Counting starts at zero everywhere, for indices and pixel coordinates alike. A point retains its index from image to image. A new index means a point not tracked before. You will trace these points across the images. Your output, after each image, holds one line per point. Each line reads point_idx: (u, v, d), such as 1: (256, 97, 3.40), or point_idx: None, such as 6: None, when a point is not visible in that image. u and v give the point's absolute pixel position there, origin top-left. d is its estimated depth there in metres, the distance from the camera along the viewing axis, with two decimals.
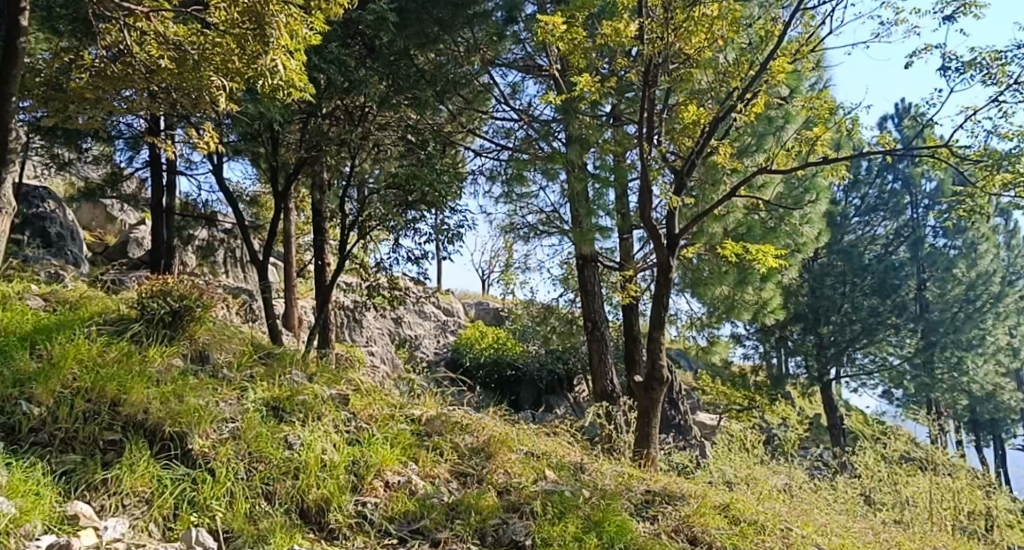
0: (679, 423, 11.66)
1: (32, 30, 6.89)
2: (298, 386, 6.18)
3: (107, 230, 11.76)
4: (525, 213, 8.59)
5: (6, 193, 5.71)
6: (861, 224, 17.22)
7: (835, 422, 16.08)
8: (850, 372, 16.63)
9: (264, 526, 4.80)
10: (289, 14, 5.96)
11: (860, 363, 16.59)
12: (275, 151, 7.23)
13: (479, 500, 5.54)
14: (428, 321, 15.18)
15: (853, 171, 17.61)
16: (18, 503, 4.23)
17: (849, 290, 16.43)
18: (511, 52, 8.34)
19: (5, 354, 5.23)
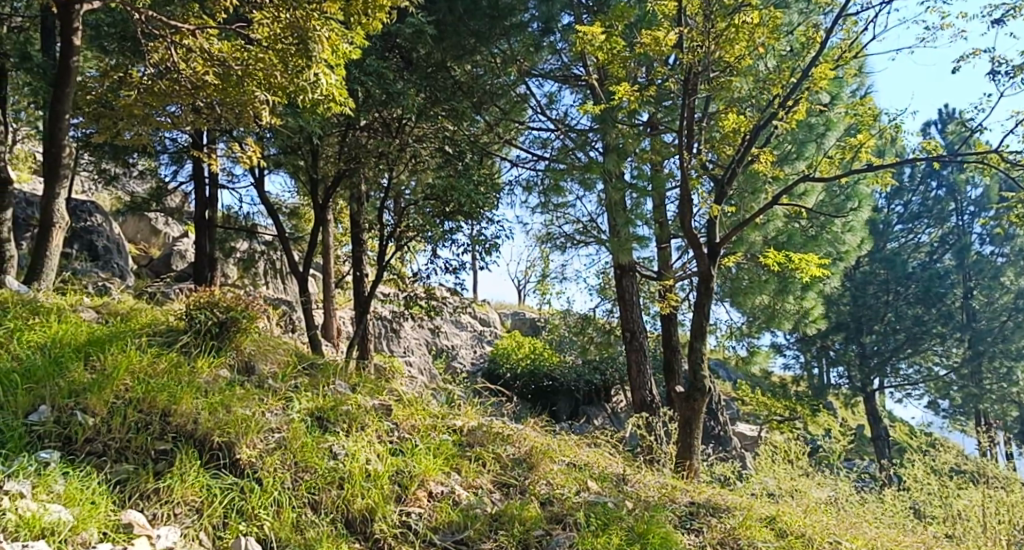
0: (718, 434, 11.57)
1: (83, 48, 7.05)
2: (343, 396, 6.24)
3: (151, 243, 11.95)
4: (562, 223, 8.62)
5: (59, 208, 6.41)
6: (904, 232, 17.20)
7: (879, 434, 15.76)
8: (896, 383, 16.17)
9: (311, 535, 4.88)
10: (330, 29, 6.10)
11: (905, 373, 16.20)
12: (315, 164, 7.34)
13: (522, 511, 5.56)
14: (465, 332, 15.23)
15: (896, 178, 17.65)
16: (76, 511, 4.33)
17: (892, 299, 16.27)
18: (547, 63, 8.28)
19: (61, 365, 5.34)
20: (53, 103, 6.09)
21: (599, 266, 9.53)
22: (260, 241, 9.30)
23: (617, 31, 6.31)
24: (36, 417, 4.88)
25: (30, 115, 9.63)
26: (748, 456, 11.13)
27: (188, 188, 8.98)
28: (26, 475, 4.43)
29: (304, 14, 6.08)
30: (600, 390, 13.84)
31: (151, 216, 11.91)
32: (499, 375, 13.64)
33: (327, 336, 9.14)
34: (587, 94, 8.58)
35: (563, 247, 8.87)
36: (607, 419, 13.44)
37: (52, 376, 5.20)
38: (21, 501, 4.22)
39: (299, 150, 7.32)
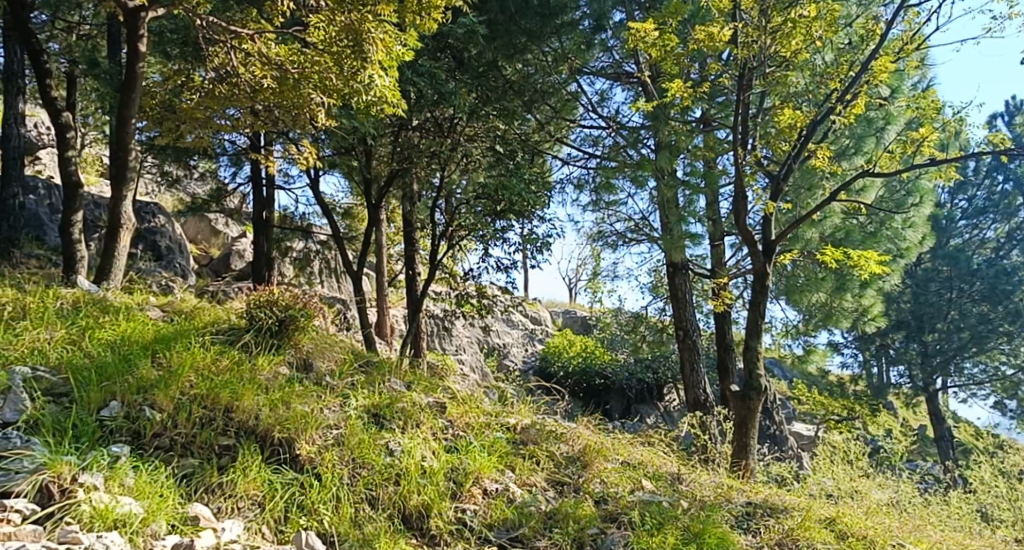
0: (774, 433, 11.41)
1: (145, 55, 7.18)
2: (398, 394, 6.33)
3: (211, 243, 12.24)
4: (614, 220, 8.60)
5: (126, 210, 6.61)
6: (968, 227, 16.98)
7: (942, 434, 15.38)
8: (960, 382, 15.77)
9: (369, 530, 4.95)
10: (384, 30, 6.16)
11: (970, 373, 15.72)
12: (368, 165, 7.44)
13: (576, 509, 5.58)
14: (516, 330, 15.28)
15: (961, 173, 17.40)
16: (145, 504, 4.47)
17: (956, 296, 15.96)
18: (598, 61, 8.25)
19: (130, 361, 5.51)
20: (120, 108, 6.29)
21: (650, 264, 9.48)
22: (315, 241, 9.46)
23: (670, 27, 6.28)
24: (107, 412, 5.05)
25: (97, 119, 9.97)
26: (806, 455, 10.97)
27: (245, 190, 9.17)
28: (99, 468, 4.59)
29: (359, 17, 6.15)
30: (653, 389, 13.87)
31: (212, 216, 12.19)
32: (551, 373, 13.69)
33: (380, 334, 9.23)
34: (639, 91, 8.50)
35: (615, 245, 8.82)
36: (660, 418, 13.41)
37: (122, 372, 5.37)
38: (95, 493, 4.39)
39: (353, 152, 7.44)
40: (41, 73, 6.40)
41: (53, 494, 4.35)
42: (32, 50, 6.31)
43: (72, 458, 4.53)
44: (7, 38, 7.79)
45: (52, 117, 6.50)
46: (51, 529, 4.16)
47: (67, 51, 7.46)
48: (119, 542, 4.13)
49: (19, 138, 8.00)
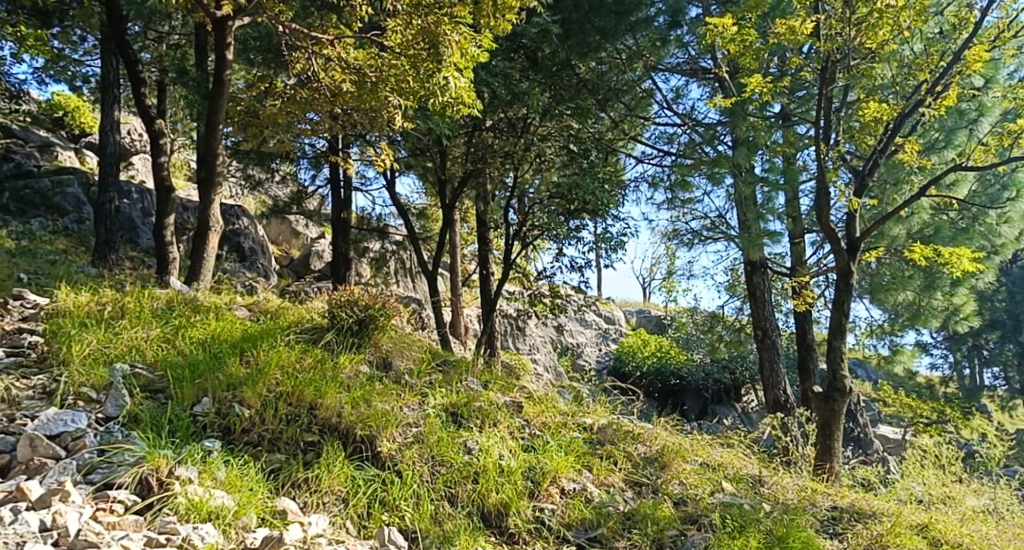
0: (858, 437, 11.10)
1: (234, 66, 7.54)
2: (475, 393, 6.41)
3: (293, 244, 12.58)
4: (689, 218, 8.50)
5: (214, 213, 6.86)
6: None
7: None
8: None
9: (449, 527, 5.00)
10: (460, 32, 6.23)
11: None
12: (443, 165, 7.63)
13: (655, 510, 5.53)
14: (590, 329, 15.32)
15: None
16: (237, 497, 4.62)
17: None
18: (674, 57, 8.25)
19: (220, 359, 5.71)
20: (209, 114, 6.52)
21: (727, 263, 9.30)
22: (391, 241, 9.63)
23: (750, 22, 6.19)
24: (200, 408, 5.23)
25: (184, 125, 10.39)
26: (893, 460, 10.66)
27: (324, 192, 9.37)
28: (193, 462, 4.75)
29: (436, 19, 6.26)
30: (730, 389, 13.70)
31: (293, 218, 12.53)
32: (626, 372, 13.70)
33: (455, 333, 9.34)
34: (715, 86, 8.38)
35: (691, 243, 8.52)
36: (738, 419, 13.22)
37: (213, 370, 5.56)
38: (190, 486, 4.54)
39: (429, 152, 7.60)
40: (136, 81, 6.57)
41: (151, 487, 4.50)
42: (128, 60, 6.48)
43: (168, 452, 4.69)
44: (103, 48, 8.12)
45: (146, 125, 6.75)
46: (151, 520, 4.31)
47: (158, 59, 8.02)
48: (213, 534, 4.27)
49: (116, 145, 8.31)
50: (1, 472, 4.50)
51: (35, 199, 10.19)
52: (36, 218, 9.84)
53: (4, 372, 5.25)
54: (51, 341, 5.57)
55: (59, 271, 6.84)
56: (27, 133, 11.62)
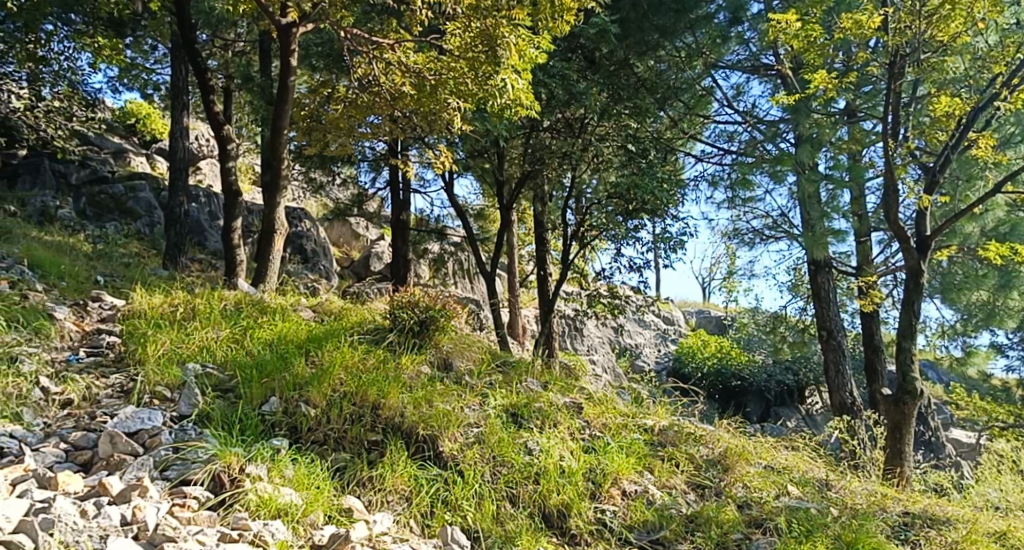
0: (929, 440, 10.81)
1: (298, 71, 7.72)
2: (534, 394, 6.44)
3: (353, 246, 12.81)
4: (750, 218, 8.46)
5: (279, 216, 7.05)
6: None
7: None
8: None
9: (511, 527, 5.02)
10: (518, 35, 6.23)
11: None
12: (500, 166, 7.74)
13: (719, 513, 5.47)
14: (649, 329, 15.54)
15: None
16: (304, 495, 4.69)
17: None
18: (734, 53, 8.17)
19: (287, 359, 5.84)
20: (274, 120, 6.68)
21: (789, 263, 9.22)
22: (450, 243, 9.73)
23: (814, 18, 6.06)
24: (269, 407, 5.35)
25: (249, 131, 10.69)
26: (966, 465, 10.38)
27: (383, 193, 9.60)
28: (262, 460, 4.85)
29: (494, 22, 6.23)
30: (794, 391, 13.79)
31: (353, 220, 12.76)
32: (685, 372, 13.90)
33: (513, 334, 9.38)
34: (779, 84, 8.19)
35: (752, 242, 8.60)
36: (800, 421, 13.32)
37: (280, 370, 5.68)
38: (260, 484, 4.62)
39: (487, 153, 7.78)
40: (205, 89, 6.73)
41: (224, 483, 4.60)
42: (198, 69, 6.65)
43: (239, 450, 4.79)
44: (172, 56, 8.45)
45: (215, 131, 6.92)
46: (224, 516, 4.39)
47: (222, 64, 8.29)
48: (283, 531, 4.34)
49: (185, 150, 8.52)
50: (84, 468, 4.62)
51: (110, 203, 10.86)
52: (111, 222, 10.45)
53: (86, 371, 5.48)
54: (128, 341, 5.79)
55: (134, 274, 7.10)
56: (102, 140, 12.15)
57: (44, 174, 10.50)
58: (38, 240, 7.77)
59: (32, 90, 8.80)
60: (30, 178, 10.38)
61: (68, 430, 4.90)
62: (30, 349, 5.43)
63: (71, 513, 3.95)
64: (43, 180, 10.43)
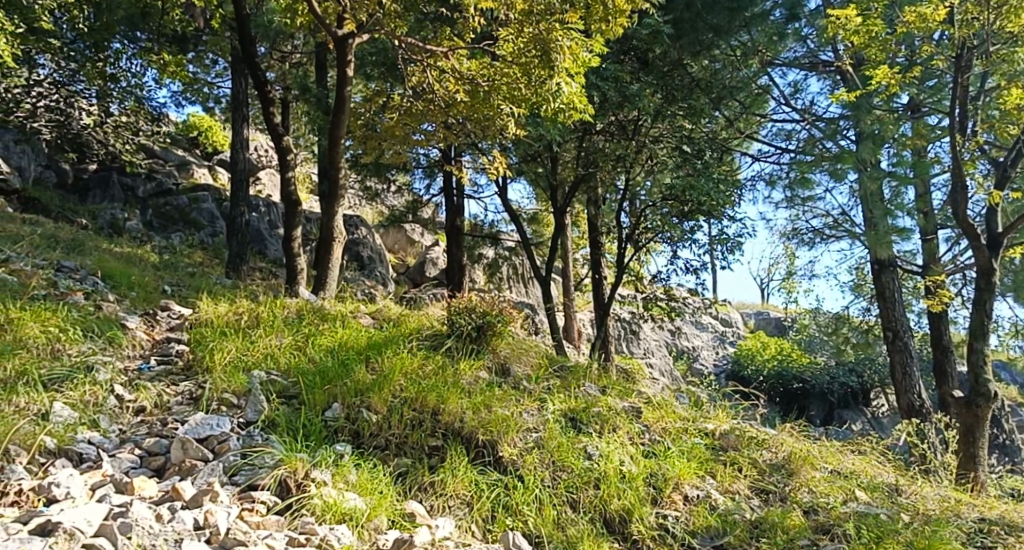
0: (1004, 443, 10.65)
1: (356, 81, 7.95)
2: (593, 398, 6.42)
3: (408, 252, 13.00)
4: (810, 217, 8.54)
5: (337, 224, 7.15)
6: None
7: None
8: None
9: (572, 533, 4.98)
10: (571, 38, 6.22)
11: None
12: (553, 170, 7.79)
13: (785, 519, 5.36)
14: (707, 333, 16.50)
15: None
16: (369, 499, 4.73)
17: None
18: (792, 51, 8.16)
19: (349, 365, 5.93)
20: (331, 130, 6.79)
21: (851, 263, 9.50)
22: (504, 248, 9.83)
23: (875, 12, 5.94)
24: (331, 413, 5.41)
25: (307, 140, 10.96)
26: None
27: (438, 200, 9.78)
28: (326, 465, 4.89)
29: (548, 26, 6.24)
30: (858, 393, 14.33)
31: (409, 227, 12.98)
32: (746, 376, 14.57)
33: (569, 337, 9.44)
34: (838, 80, 8.21)
35: (812, 242, 8.71)
36: (863, 423, 13.86)
37: (342, 376, 5.76)
38: (325, 488, 4.66)
39: (540, 158, 7.81)
40: (265, 100, 6.86)
41: (290, 488, 4.66)
42: (258, 82, 6.79)
43: (304, 455, 4.85)
44: (233, 70, 8.53)
45: (275, 141, 7.06)
46: (291, 520, 4.45)
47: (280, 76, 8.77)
48: (348, 535, 4.36)
49: (246, 162, 8.68)
50: (158, 473, 4.71)
51: (174, 215, 11.21)
52: (176, 233, 10.81)
53: (157, 379, 5.64)
54: (196, 349, 5.93)
55: (201, 285, 7.32)
56: (166, 152, 12.59)
57: (113, 187, 10.97)
58: (109, 251, 8.05)
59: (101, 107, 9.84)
60: (100, 192, 10.87)
61: (142, 435, 5.00)
62: (105, 358, 5.62)
63: (147, 516, 4.01)
64: (112, 193, 10.89)
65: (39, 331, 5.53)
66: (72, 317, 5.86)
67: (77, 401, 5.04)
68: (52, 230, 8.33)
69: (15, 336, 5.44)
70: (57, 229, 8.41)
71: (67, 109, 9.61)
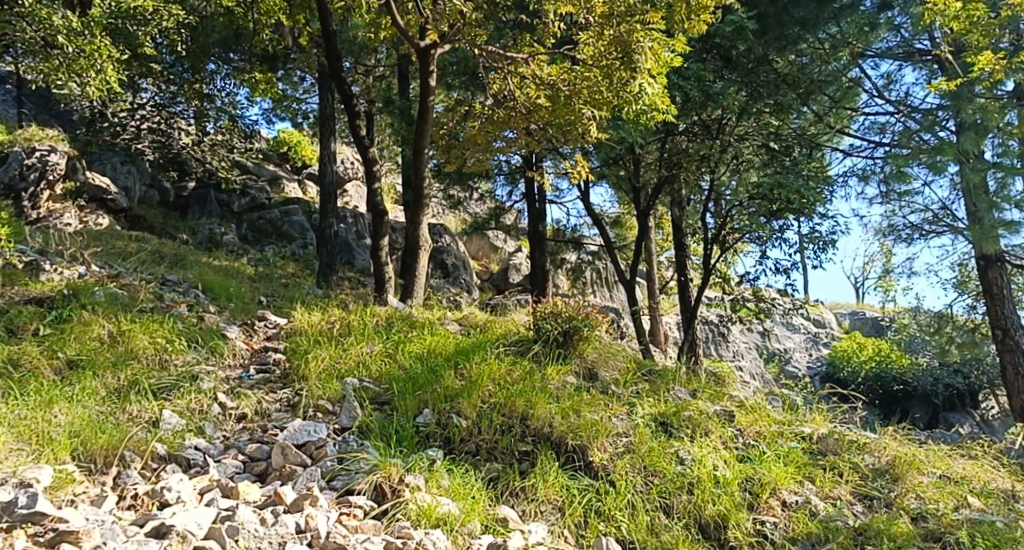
0: None
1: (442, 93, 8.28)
2: (684, 402, 6.31)
3: (492, 259, 13.27)
4: (907, 212, 8.56)
5: (423, 233, 7.35)
6: None
7: None
8: None
9: (667, 539, 4.89)
10: (653, 38, 6.18)
11: None
12: (636, 173, 8.13)
13: (891, 526, 5.16)
14: (799, 334, 17.39)
15: None
16: (461, 504, 4.72)
17: None
18: (885, 41, 7.91)
19: (437, 373, 5.97)
20: (415, 140, 6.93)
21: (954, 259, 9.47)
22: (587, 252, 9.96)
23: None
24: (422, 419, 5.47)
25: (391, 151, 11.26)
26: None
27: (520, 206, 9.96)
28: (420, 470, 4.93)
29: (628, 28, 6.20)
30: (963, 396, 14.34)
31: (491, 234, 13.21)
32: (842, 378, 15.22)
33: (655, 342, 9.43)
34: (935, 69, 8.02)
35: (910, 238, 8.76)
36: (969, 425, 13.88)
37: (431, 382, 5.82)
38: (419, 493, 4.67)
39: (621, 161, 8.19)
40: (352, 114, 7.05)
41: (385, 493, 4.69)
42: (345, 95, 6.99)
43: (398, 461, 4.88)
44: (321, 85, 8.95)
45: (361, 154, 7.25)
46: (388, 524, 4.46)
47: (369, 91, 9.20)
48: (444, 540, 4.35)
49: (333, 174, 8.89)
50: (260, 478, 4.83)
51: (268, 228, 11.78)
52: (269, 245, 11.31)
53: (256, 387, 5.81)
54: (292, 358, 6.12)
55: (296, 296, 7.63)
56: (259, 168, 13.14)
57: (210, 203, 11.61)
58: (208, 264, 8.43)
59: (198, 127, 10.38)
60: (198, 208, 11.53)
61: (244, 442, 5.15)
62: (208, 367, 5.83)
63: (253, 520, 4.10)
64: (209, 209, 11.50)
65: (149, 342, 5.80)
66: (177, 328, 6.13)
67: (184, 409, 5.23)
68: (157, 245, 8.81)
69: (127, 347, 5.72)
70: (162, 245, 8.92)
71: (168, 129, 10.27)
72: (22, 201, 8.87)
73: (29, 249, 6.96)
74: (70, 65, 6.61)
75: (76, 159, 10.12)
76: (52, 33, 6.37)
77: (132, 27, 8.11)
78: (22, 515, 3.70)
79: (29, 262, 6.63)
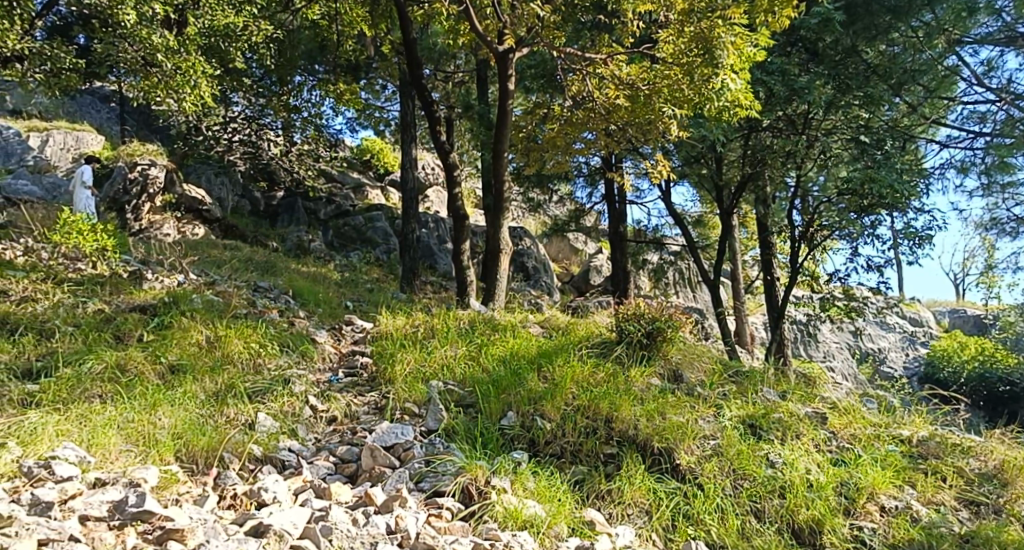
0: None
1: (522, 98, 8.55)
2: (773, 404, 6.16)
3: (571, 260, 13.31)
4: (1011, 204, 8.41)
5: (504, 236, 7.42)
6: None
7: None
8: None
9: (759, 543, 4.78)
10: (734, 33, 6.04)
11: None
12: (718, 171, 8.40)
13: (1000, 533, 4.94)
14: (893, 332, 16.90)
15: None
16: (547, 507, 4.72)
17: None
18: (984, 27, 7.30)
19: (521, 374, 6.00)
20: (495, 144, 7.01)
21: None
22: (668, 252, 9.86)
23: None
24: (507, 421, 5.48)
25: (469, 155, 11.45)
26: None
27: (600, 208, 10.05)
28: (505, 472, 4.94)
29: (710, 24, 6.09)
30: None
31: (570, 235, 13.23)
32: (942, 376, 14.90)
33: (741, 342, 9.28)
34: None
35: (1015, 230, 8.59)
36: None
37: (515, 385, 5.82)
38: (505, 496, 4.68)
39: (703, 159, 8.42)
40: (432, 120, 7.17)
41: (472, 495, 4.71)
42: (426, 102, 7.11)
43: (484, 463, 4.90)
44: (401, 92, 9.11)
45: (441, 159, 7.33)
46: (475, 526, 4.47)
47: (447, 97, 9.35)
48: (531, 542, 4.36)
49: (415, 180, 9.03)
50: (351, 479, 4.90)
51: (351, 234, 12.04)
52: (353, 251, 11.61)
53: (345, 389, 5.94)
54: (378, 362, 6.23)
55: (381, 301, 7.80)
56: (343, 176, 13.54)
57: (298, 211, 12.09)
58: (296, 271, 8.70)
59: (285, 136, 10.87)
60: (287, 215, 12.07)
61: (335, 443, 5.26)
62: (300, 371, 6.01)
63: (344, 520, 4.17)
64: (296, 217, 12.03)
65: (243, 347, 6.01)
66: (270, 333, 6.34)
67: (278, 412, 5.38)
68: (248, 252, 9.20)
69: (223, 352, 5.94)
70: (252, 253, 9.27)
71: (258, 141, 10.83)
72: (125, 214, 9.60)
73: (133, 259, 7.36)
74: (168, 83, 6.95)
75: (173, 172, 10.60)
76: (151, 52, 6.71)
77: (223, 44, 8.89)
78: (133, 513, 3.84)
79: (133, 272, 7.00)
